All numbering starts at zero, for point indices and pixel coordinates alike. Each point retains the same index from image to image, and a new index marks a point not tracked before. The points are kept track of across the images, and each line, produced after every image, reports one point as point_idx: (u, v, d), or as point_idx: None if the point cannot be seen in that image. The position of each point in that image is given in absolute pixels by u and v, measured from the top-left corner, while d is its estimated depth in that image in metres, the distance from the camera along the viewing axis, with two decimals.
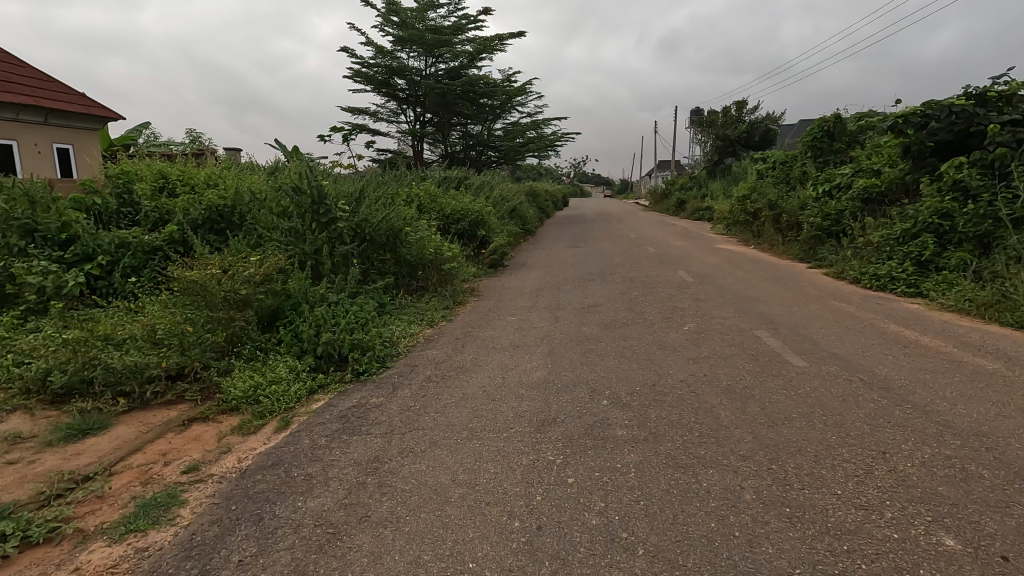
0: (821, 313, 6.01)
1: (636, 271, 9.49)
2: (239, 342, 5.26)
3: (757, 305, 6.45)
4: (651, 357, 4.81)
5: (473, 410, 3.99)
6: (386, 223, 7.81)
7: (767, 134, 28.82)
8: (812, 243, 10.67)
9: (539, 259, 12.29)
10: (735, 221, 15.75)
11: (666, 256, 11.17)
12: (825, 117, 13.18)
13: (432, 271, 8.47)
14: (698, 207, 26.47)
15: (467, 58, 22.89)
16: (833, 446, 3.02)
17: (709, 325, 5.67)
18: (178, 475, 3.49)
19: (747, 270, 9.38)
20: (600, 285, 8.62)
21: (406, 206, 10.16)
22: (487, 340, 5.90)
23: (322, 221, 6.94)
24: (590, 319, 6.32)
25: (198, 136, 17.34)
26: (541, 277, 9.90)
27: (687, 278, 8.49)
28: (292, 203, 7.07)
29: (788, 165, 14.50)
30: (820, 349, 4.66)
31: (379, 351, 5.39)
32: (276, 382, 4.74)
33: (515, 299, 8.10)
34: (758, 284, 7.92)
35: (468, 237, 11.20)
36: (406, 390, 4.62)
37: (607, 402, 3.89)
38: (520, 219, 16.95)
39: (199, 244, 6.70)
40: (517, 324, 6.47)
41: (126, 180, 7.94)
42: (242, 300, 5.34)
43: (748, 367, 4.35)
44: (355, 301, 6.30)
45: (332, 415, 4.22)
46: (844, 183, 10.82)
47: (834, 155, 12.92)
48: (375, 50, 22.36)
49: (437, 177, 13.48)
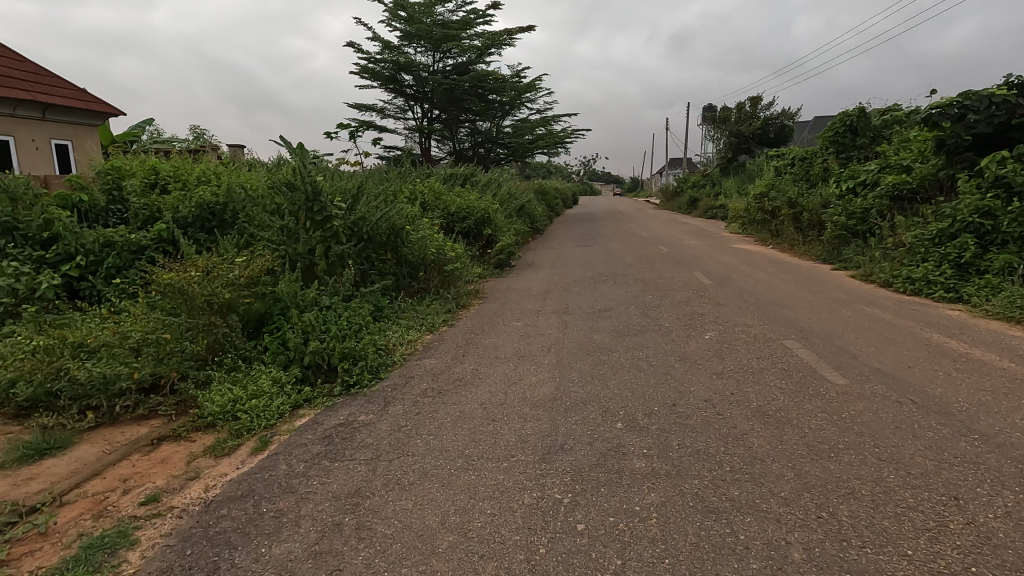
0: (855, 320, 5.51)
1: (650, 273, 9.02)
2: (221, 351, 4.86)
3: (783, 311, 5.95)
4: (670, 371, 4.35)
5: (470, 432, 3.56)
6: (385, 221, 7.42)
7: (783, 130, 28.13)
8: (836, 243, 10.12)
9: (547, 259, 11.84)
10: (752, 219, 15.20)
11: (681, 257, 10.67)
12: (848, 111, 12.63)
13: (434, 272, 8.05)
14: (712, 205, 25.85)
15: (475, 54, 22.47)
16: (893, 488, 2.55)
17: (733, 334, 5.19)
18: (136, 506, 3.08)
19: (768, 271, 8.87)
20: (612, 287, 8.16)
21: (408, 204, 9.76)
22: (489, 349, 5.47)
23: (315, 220, 6.55)
24: (601, 326, 5.87)
25: (201, 132, 17.06)
26: (549, 278, 9.46)
27: (704, 280, 8.01)
28: (285, 200, 6.69)
29: (808, 161, 13.93)
30: (860, 364, 4.18)
31: (372, 361, 4.98)
32: (257, 395, 4.33)
33: (522, 302, 7.66)
34: (781, 286, 7.42)
35: (474, 236, 10.77)
36: (399, 406, 4.19)
37: (621, 426, 3.44)
38: (528, 217, 16.50)
39: (187, 244, 6.33)
40: (523, 331, 6.03)
41: (116, 176, 7.60)
42: (224, 304, 4.95)
43: (780, 385, 3.87)
44: (349, 305, 5.90)
45: (315, 435, 3.81)
46: (870, 180, 10.26)
47: (857, 151, 12.33)
48: (382, 45, 22.00)
49: (443, 174, 13.08)
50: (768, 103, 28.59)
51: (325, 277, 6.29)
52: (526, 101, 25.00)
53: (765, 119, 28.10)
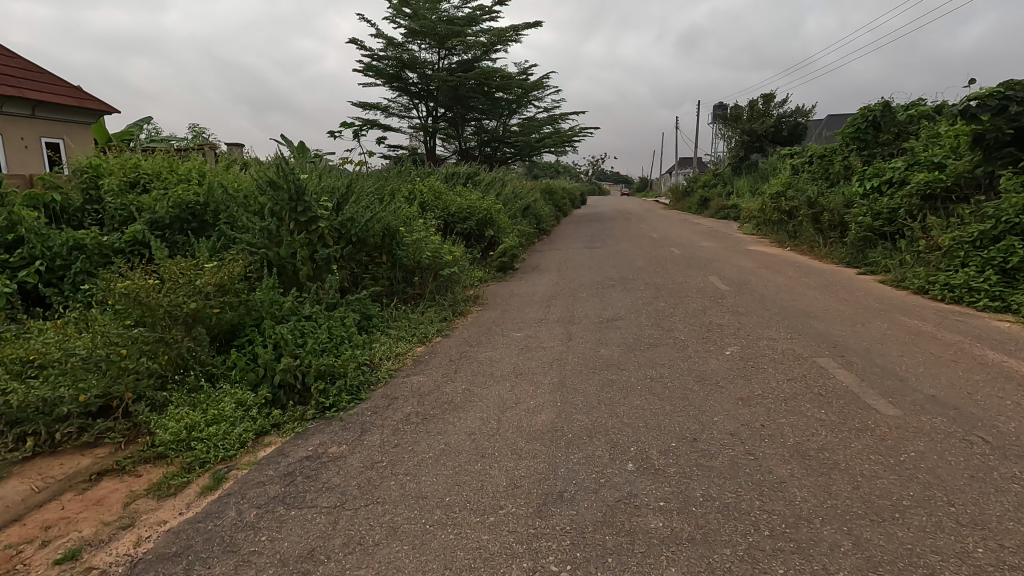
0: (894, 334, 4.94)
1: (661, 277, 8.45)
2: (184, 367, 4.37)
3: (811, 322, 5.39)
4: (688, 395, 3.79)
5: (454, 473, 3.02)
6: (375, 223, 6.93)
7: (797, 128, 27.41)
8: (861, 245, 9.46)
9: (553, 262, 11.28)
10: (767, 220, 14.56)
11: (694, 259, 10.09)
12: (870, 106, 12.06)
13: (430, 277, 7.53)
14: (723, 205, 25.16)
15: (481, 50, 21.97)
16: (987, 568, 1.98)
17: (758, 350, 4.62)
18: (48, 567, 2.58)
19: (788, 275, 8.26)
20: (621, 292, 7.61)
21: (404, 205, 9.25)
22: (485, 364, 4.93)
23: (300, 221, 6.07)
24: (609, 339, 5.31)
25: (200, 131, 16.68)
26: (554, 282, 8.91)
27: (720, 286, 7.43)
28: (267, 199, 6.19)
29: (826, 159, 13.27)
30: (911, 389, 3.60)
31: (352, 380, 4.47)
32: (217, 421, 3.82)
33: (524, 309, 7.12)
34: (805, 293, 6.84)
35: (475, 237, 10.25)
36: (377, 434, 3.67)
37: (632, 467, 2.89)
38: (533, 218, 15.96)
39: (159, 247, 5.85)
40: (522, 343, 5.49)
41: (93, 174, 7.16)
42: (189, 315, 4.47)
43: (820, 415, 3.30)
44: (331, 315, 5.40)
45: (275, 472, 3.29)
46: (898, 178, 9.62)
47: (880, 147, 11.71)
48: (386, 42, 21.54)
49: (445, 173, 12.59)
50: (782, 100, 27.86)
51: (307, 285, 5.78)
52: (533, 99, 24.47)
53: (778, 117, 27.38)
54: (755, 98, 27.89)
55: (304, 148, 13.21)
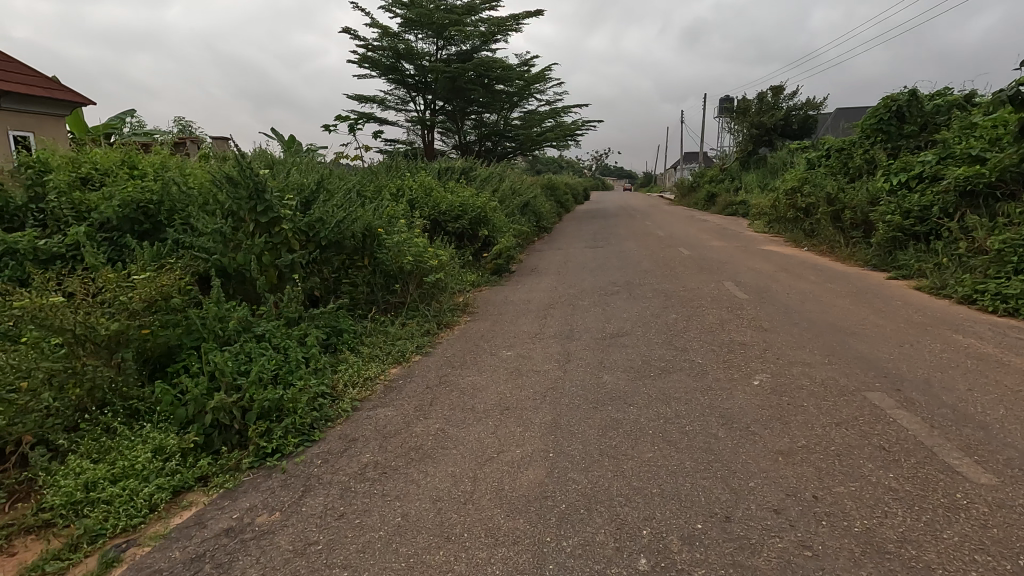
0: (952, 357, 4.17)
1: (671, 282, 7.69)
2: (101, 403, 3.63)
3: (850, 341, 4.62)
4: (713, 446, 3.02)
5: (408, 568, 2.26)
6: (349, 224, 6.17)
7: (807, 121, 26.44)
8: (889, 247, 8.65)
9: (552, 263, 10.48)
10: (781, 217, 13.75)
11: (705, 261, 9.33)
12: (895, 95, 11.30)
13: (413, 284, 6.75)
14: (732, 201, 24.24)
15: (480, 40, 21.11)
16: None
17: (792, 380, 3.84)
18: None
19: (811, 280, 7.48)
20: (627, 300, 6.84)
21: (388, 203, 8.48)
22: (466, 394, 4.17)
23: (261, 223, 5.32)
24: (614, 362, 4.53)
25: (185, 125, 15.96)
26: (553, 287, 8.14)
27: (738, 294, 6.65)
28: (224, 197, 5.43)
29: (846, 152, 12.41)
30: (999, 442, 2.83)
31: (303, 416, 3.70)
32: (126, 477, 3.08)
33: (518, 320, 6.37)
34: (835, 304, 6.05)
35: (467, 237, 9.46)
36: (321, 496, 2.92)
37: (646, 566, 2.13)
38: (533, 215, 15.20)
39: (98, 252, 5.12)
40: (512, 365, 4.72)
41: (40, 169, 6.44)
42: (110, 339, 3.73)
43: (890, 484, 2.53)
44: (290, 333, 4.64)
45: (182, 555, 2.54)
46: (930, 174, 8.79)
47: (905, 140, 10.91)
48: (381, 31, 20.72)
49: (438, 168, 11.82)
50: (792, 92, 26.86)
51: (264, 296, 5.02)
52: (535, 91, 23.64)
53: (788, 109, 26.38)
54: (765, 90, 26.97)
55: (290, 142, 12.46)
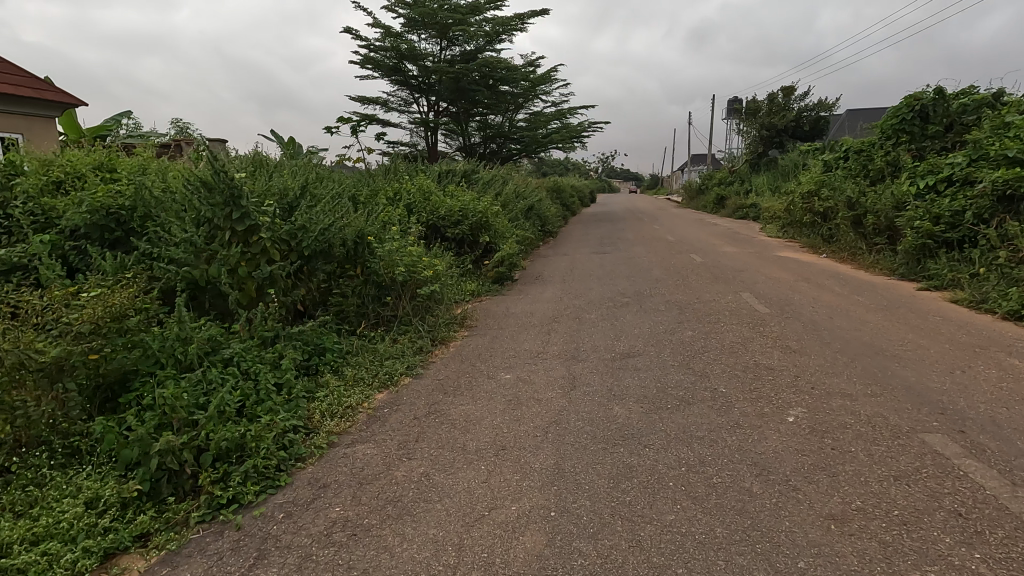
0: (1014, 388, 3.65)
1: (684, 292, 7.18)
2: (37, 441, 3.16)
3: (892, 366, 4.10)
4: (747, 507, 2.51)
5: None
6: (335, 232, 5.69)
7: (819, 122, 25.82)
8: (917, 255, 8.09)
9: (557, 270, 10.00)
10: (797, 222, 13.19)
11: (720, 269, 8.81)
12: (918, 94, 10.76)
13: (406, 296, 6.23)
14: (742, 204, 23.62)
15: (484, 40, 20.67)
16: None
17: (833, 417, 3.32)
18: None
19: (836, 291, 6.95)
20: (638, 313, 6.33)
21: (383, 209, 8.01)
22: (457, 428, 3.67)
23: (237, 230, 4.84)
24: (625, 391, 4.02)
25: (183, 126, 15.60)
26: (558, 297, 7.64)
27: (758, 308, 6.12)
28: (198, 202, 4.97)
29: (865, 154, 11.84)
30: None
31: (267, 458, 3.21)
32: (49, 537, 2.60)
33: (520, 335, 5.89)
34: (866, 320, 5.51)
35: (468, 244, 8.97)
36: (277, 566, 2.43)
37: None
38: (538, 219, 14.71)
39: (58, 263, 4.66)
40: (510, 392, 4.22)
41: (9, 172, 6.01)
42: (49, 367, 3.26)
43: (979, 569, 2.01)
44: (262, 354, 4.15)
45: None
46: (962, 177, 8.23)
47: (929, 140, 10.36)
48: (383, 31, 20.32)
49: (438, 171, 11.37)
50: (803, 93, 26.26)
51: (231, 310, 4.55)
52: (540, 92, 23.18)
53: (800, 109, 25.76)
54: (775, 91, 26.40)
55: (291, 144, 12.08)
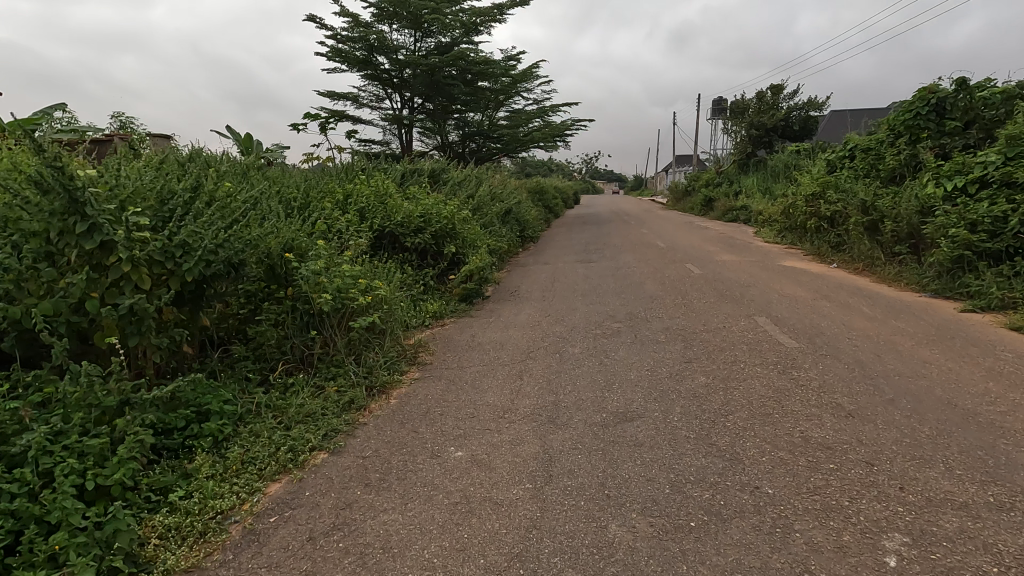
0: None
1: (687, 316, 5.95)
2: None
3: (999, 447, 2.89)
4: None
5: None
6: (240, 244, 4.35)
7: (808, 121, 24.99)
8: (950, 268, 6.98)
9: (537, 284, 8.72)
10: (799, 227, 12.12)
11: (724, 284, 7.61)
12: (934, 87, 9.82)
13: (339, 328, 4.88)
14: (732, 205, 22.56)
15: (460, 32, 19.26)
16: None
17: (961, 559, 2.08)
18: None
19: (868, 315, 5.80)
20: (634, 347, 5.07)
21: (324, 216, 6.67)
22: (366, 569, 2.34)
23: (84, 248, 3.47)
24: (625, 490, 2.74)
25: (126, 122, 13.96)
26: (537, 321, 6.38)
27: (782, 341, 4.90)
28: (28, 210, 3.55)
29: (873, 152, 10.81)
30: None
31: None
32: None
33: (483, 379, 4.60)
34: (925, 360, 4.31)
35: (431, 255, 7.65)
36: None
37: None
38: (517, 223, 13.43)
39: None
40: (459, 488, 2.91)
41: None
42: None
43: None
44: (88, 436, 2.80)
45: None
46: (1000, 177, 7.16)
47: (948, 137, 9.37)
48: (351, 20, 18.76)
49: (402, 171, 10.03)
50: (792, 91, 25.42)
51: (55, 361, 3.17)
52: (521, 88, 21.91)
53: (789, 109, 24.89)
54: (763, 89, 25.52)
55: (246, 143, 10.66)
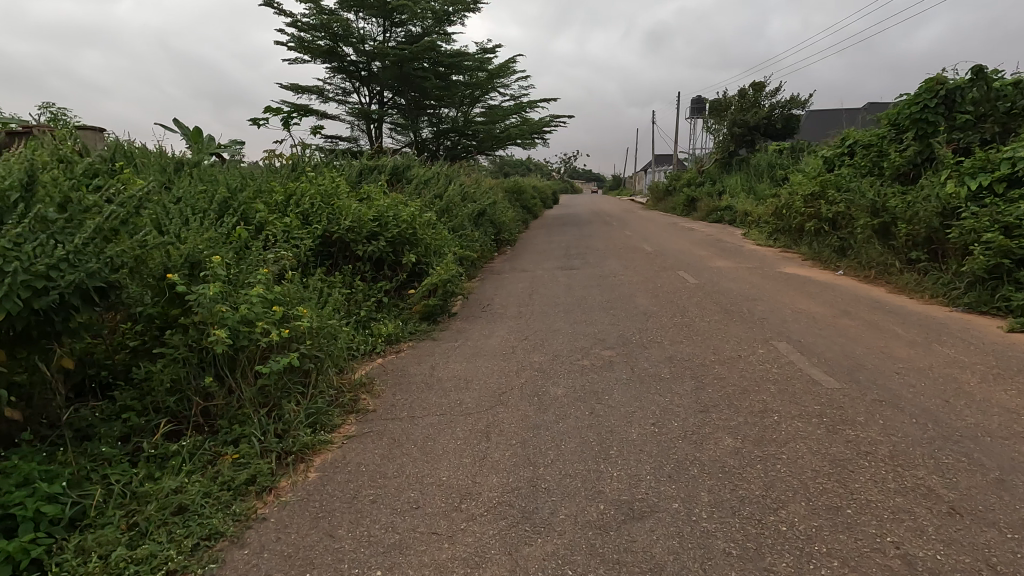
0: None
1: (693, 341, 4.93)
2: None
3: None
4: None
5: None
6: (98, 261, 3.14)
7: (790, 121, 24.44)
8: (984, 279, 6.11)
9: (512, 296, 7.63)
10: (796, 228, 11.26)
11: (725, 297, 6.64)
12: (943, 78, 9.01)
13: (247, 371, 3.69)
14: (715, 205, 21.73)
15: (432, 21, 18.04)
16: None
17: None
18: None
19: (905, 338, 4.85)
20: (633, 386, 4.00)
21: (253, 222, 5.49)
22: None
23: None
24: None
25: (57, 112, 12.42)
26: (511, 346, 5.28)
27: (818, 379, 3.88)
28: None
29: (875, 148, 9.99)
30: None
31: None
32: None
33: (438, 438, 3.47)
34: (1007, 408, 3.34)
35: (387, 266, 6.51)
36: None
37: None
38: (491, 225, 12.33)
39: None
40: None
41: None
42: None
43: None
44: None
45: None
46: None
47: (960, 131, 8.56)
48: (315, 7, 17.38)
49: (360, 167, 8.83)
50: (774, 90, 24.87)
51: None
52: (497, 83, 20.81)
53: (771, 108, 24.32)
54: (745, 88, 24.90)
55: (195, 136, 9.40)
